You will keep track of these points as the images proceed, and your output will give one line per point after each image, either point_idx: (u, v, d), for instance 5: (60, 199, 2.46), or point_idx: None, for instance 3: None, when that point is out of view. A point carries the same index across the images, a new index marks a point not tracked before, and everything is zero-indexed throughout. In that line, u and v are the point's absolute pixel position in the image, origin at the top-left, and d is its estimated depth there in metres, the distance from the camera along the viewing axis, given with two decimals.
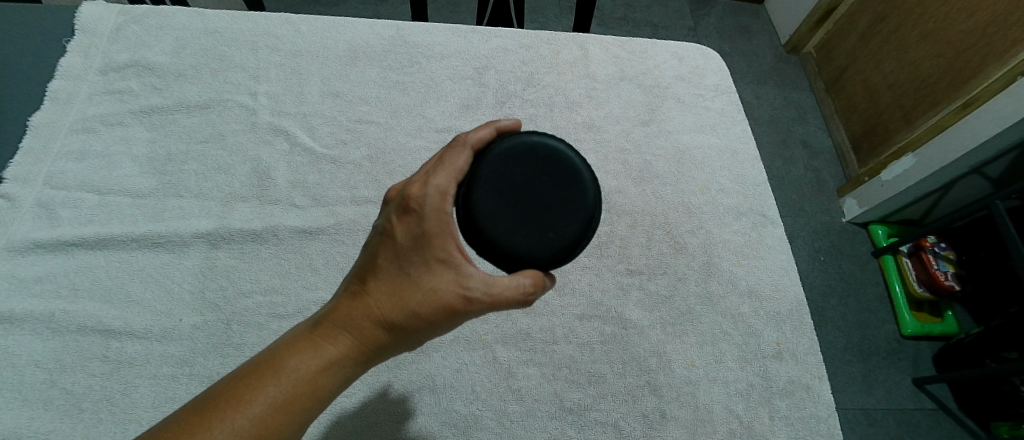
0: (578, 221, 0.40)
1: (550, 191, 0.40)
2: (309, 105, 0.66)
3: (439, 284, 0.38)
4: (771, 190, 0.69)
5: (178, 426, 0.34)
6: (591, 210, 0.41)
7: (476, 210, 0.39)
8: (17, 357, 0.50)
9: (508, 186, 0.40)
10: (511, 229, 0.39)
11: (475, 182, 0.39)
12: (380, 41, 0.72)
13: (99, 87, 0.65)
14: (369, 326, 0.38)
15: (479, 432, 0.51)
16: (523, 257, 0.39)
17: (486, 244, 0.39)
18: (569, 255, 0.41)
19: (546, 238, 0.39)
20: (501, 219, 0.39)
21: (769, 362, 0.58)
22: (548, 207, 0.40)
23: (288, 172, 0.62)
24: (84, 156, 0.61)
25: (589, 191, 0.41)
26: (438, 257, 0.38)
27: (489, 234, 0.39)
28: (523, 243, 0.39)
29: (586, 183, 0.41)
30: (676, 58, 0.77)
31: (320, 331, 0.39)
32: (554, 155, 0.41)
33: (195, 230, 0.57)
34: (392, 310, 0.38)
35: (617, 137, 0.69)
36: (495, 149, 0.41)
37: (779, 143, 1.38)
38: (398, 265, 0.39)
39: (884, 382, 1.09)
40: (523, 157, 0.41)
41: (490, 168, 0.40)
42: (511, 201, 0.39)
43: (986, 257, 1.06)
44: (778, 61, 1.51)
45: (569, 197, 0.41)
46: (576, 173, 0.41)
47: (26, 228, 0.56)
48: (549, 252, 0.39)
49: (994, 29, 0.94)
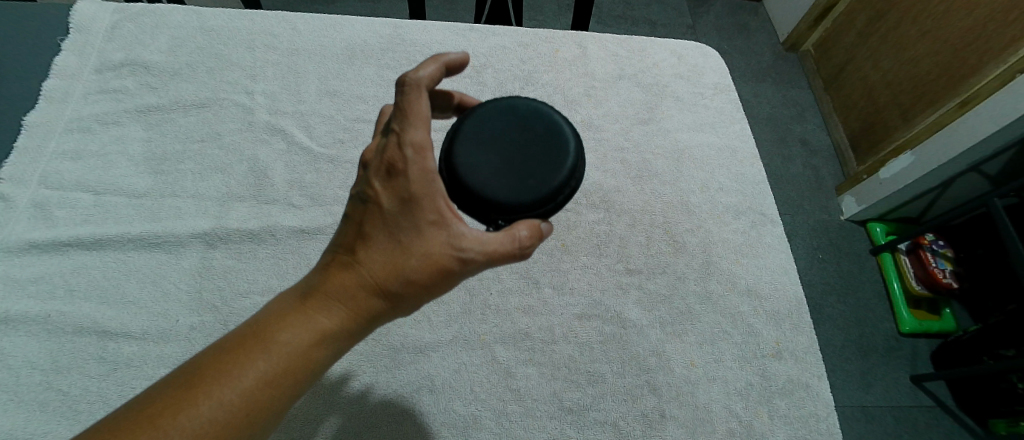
0: (561, 169, 0.37)
1: (532, 142, 0.38)
2: (306, 103, 0.66)
3: (432, 246, 0.35)
4: (771, 189, 0.69)
5: (170, 398, 0.33)
6: (574, 161, 0.38)
7: (461, 160, 0.37)
8: (14, 358, 0.49)
9: (491, 139, 0.38)
10: (493, 180, 0.36)
11: (458, 137, 0.38)
12: (378, 40, 0.71)
13: (94, 86, 0.65)
14: (348, 297, 0.36)
15: (479, 432, 0.50)
16: (507, 206, 0.36)
17: (467, 195, 0.37)
18: (553, 205, 0.38)
19: (527, 186, 0.36)
20: (481, 168, 0.37)
21: (769, 361, 0.58)
22: (530, 153, 0.37)
23: (286, 171, 0.61)
24: (80, 156, 0.60)
25: (570, 143, 0.38)
26: (428, 219, 0.35)
27: (469, 186, 0.36)
28: (505, 194, 0.36)
29: (568, 133, 0.39)
30: (675, 57, 0.77)
31: (308, 301, 0.37)
32: (534, 112, 0.39)
33: (192, 230, 0.56)
34: (385, 275, 0.35)
35: (616, 136, 0.69)
36: (478, 109, 0.39)
37: (777, 140, 1.37)
38: (387, 231, 0.35)
39: (883, 380, 1.09)
40: (505, 114, 0.39)
41: (472, 120, 0.38)
42: (494, 154, 0.37)
43: (983, 254, 1.08)
44: (777, 60, 1.51)
45: (551, 146, 0.38)
46: (557, 127, 0.39)
47: (20, 228, 0.55)
48: (531, 199, 0.36)
49: (992, 27, 0.94)
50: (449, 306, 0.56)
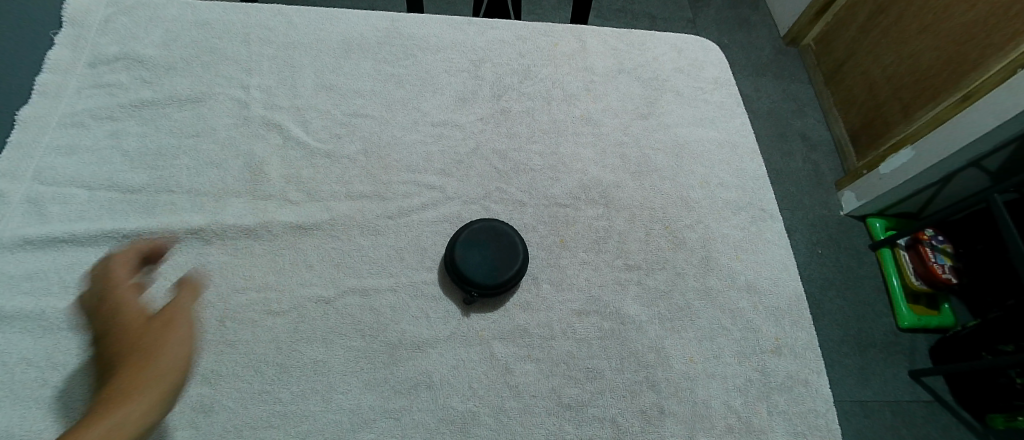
0: (513, 269, 0.56)
1: (499, 250, 0.57)
2: (302, 98, 0.65)
3: (174, 320, 0.44)
4: (771, 184, 0.68)
5: None
6: (524, 267, 0.57)
7: (455, 255, 0.56)
8: (9, 355, 0.49)
9: (475, 244, 0.57)
10: (476, 260, 0.55)
11: (454, 244, 0.56)
12: (375, 33, 0.71)
13: (87, 81, 0.64)
14: (147, 379, 0.39)
15: (477, 429, 0.50)
16: (482, 281, 0.55)
17: (457, 271, 0.55)
18: (506, 289, 0.56)
19: (494, 274, 0.55)
20: (468, 257, 0.56)
21: (769, 357, 0.57)
22: (498, 256, 0.56)
23: (282, 166, 0.61)
24: (74, 151, 0.59)
25: (525, 254, 0.57)
26: (158, 314, 0.44)
27: (459, 263, 0.55)
28: (482, 275, 0.55)
29: (521, 249, 0.58)
30: (675, 51, 0.76)
31: (98, 405, 0.37)
32: (500, 234, 0.58)
33: (188, 226, 0.56)
34: (156, 345, 0.42)
35: (615, 131, 0.69)
36: (467, 229, 0.57)
37: (778, 135, 1.37)
38: (139, 326, 0.42)
39: (881, 375, 1.09)
40: (485, 233, 0.58)
41: (463, 235, 0.57)
42: (477, 250, 0.56)
43: (983, 249, 1.07)
44: (777, 54, 1.50)
45: (509, 255, 0.57)
46: (514, 245, 0.58)
47: (14, 224, 0.54)
48: (495, 280, 0.55)
49: (993, 22, 0.93)
50: (447, 302, 0.56)
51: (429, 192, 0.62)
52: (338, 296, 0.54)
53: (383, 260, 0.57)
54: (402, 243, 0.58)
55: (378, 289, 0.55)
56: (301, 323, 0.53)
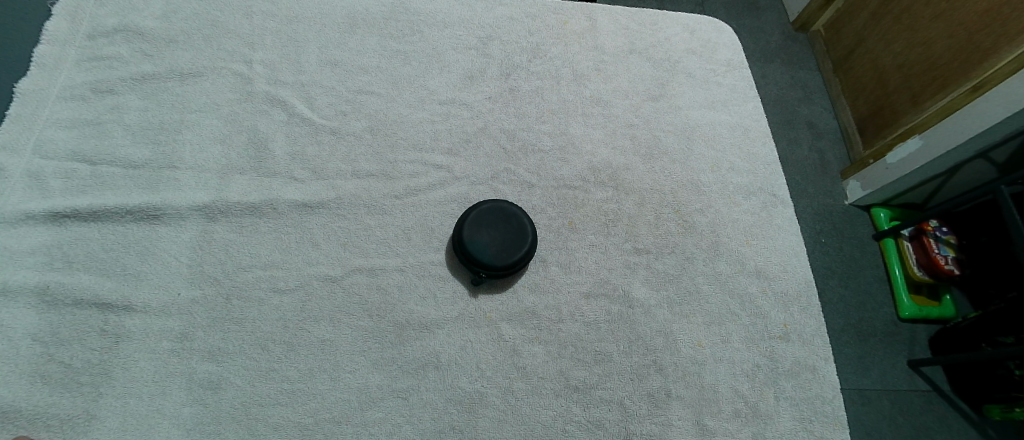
0: (522, 251, 0.55)
1: (507, 231, 0.56)
2: (307, 73, 0.64)
3: None
4: (782, 169, 0.68)
5: None
6: (532, 248, 0.56)
7: (464, 235, 0.55)
8: (14, 330, 0.48)
9: (484, 224, 0.56)
10: (485, 241, 0.55)
11: (464, 224, 0.55)
12: (380, 9, 0.69)
13: (85, 53, 0.62)
14: None
15: (484, 410, 0.50)
16: (491, 262, 0.54)
17: (465, 251, 0.54)
18: (514, 270, 0.55)
19: (502, 256, 0.54)
20: (476, 237, 0.55)
21: (777, 343, 0.57)
22: (506, 237, 0.56)
23: (287, 143, 0.60)
24: (74, 124, 0.58)
25: (534, 238, 0.57)
26: None
27: (468, 243, 0.54)
28: (490, 257, 0.54)
29: (529, 231, 0.57)
30: (687, 31, 0.74)
31: None
32: (508, 215, 0.57)
33: (192, 203, 0.55)
34: None
35: (626, 113, 0.67)
36: (476, 210, 0.56)
37: (785, 122, 1.35)
38: None
39: (881, 363, 1.10)
40: (494, 214, 0.57)
41: (473, 214, 0.56)
42: (485, 231, 0.55)
43: (987, 242, 1.09)
44: (786, 40, 1.48)
45: (517, 237, 0.56)
46: (522, 226, 0.57)
47: (15, 199, 0.53)
48: (503, 261, 0.54)
49: (1007, 11, 0.91)
50: (455, 283, 0.56)
51: (437, 172, 0.61)
52: (344, 275, 0.54)
53: (391, 240, 0.56)
54: (409, 223, 0.57)
55: (385, 268, 0.55)
56: (307, 302, 0.52)
